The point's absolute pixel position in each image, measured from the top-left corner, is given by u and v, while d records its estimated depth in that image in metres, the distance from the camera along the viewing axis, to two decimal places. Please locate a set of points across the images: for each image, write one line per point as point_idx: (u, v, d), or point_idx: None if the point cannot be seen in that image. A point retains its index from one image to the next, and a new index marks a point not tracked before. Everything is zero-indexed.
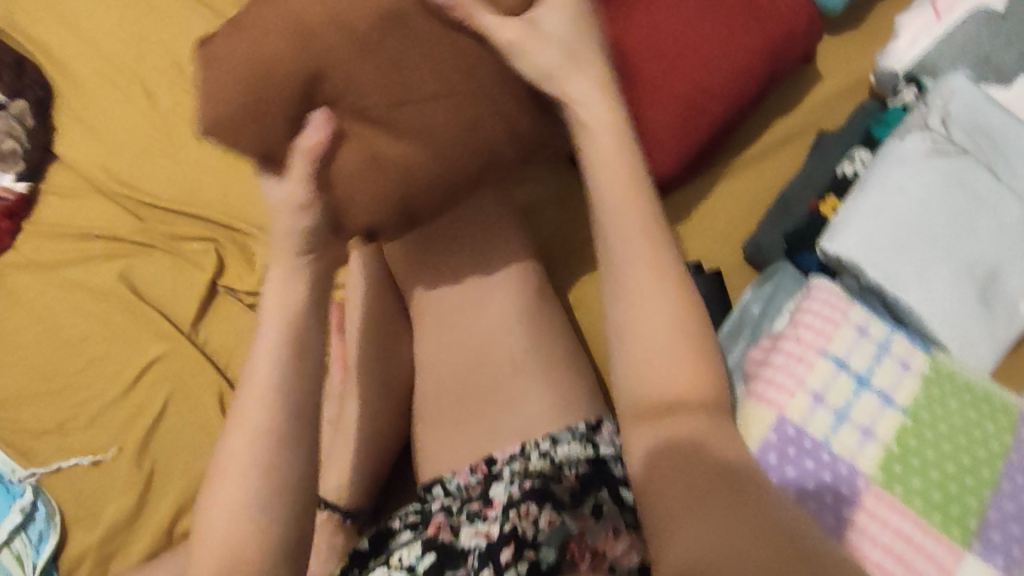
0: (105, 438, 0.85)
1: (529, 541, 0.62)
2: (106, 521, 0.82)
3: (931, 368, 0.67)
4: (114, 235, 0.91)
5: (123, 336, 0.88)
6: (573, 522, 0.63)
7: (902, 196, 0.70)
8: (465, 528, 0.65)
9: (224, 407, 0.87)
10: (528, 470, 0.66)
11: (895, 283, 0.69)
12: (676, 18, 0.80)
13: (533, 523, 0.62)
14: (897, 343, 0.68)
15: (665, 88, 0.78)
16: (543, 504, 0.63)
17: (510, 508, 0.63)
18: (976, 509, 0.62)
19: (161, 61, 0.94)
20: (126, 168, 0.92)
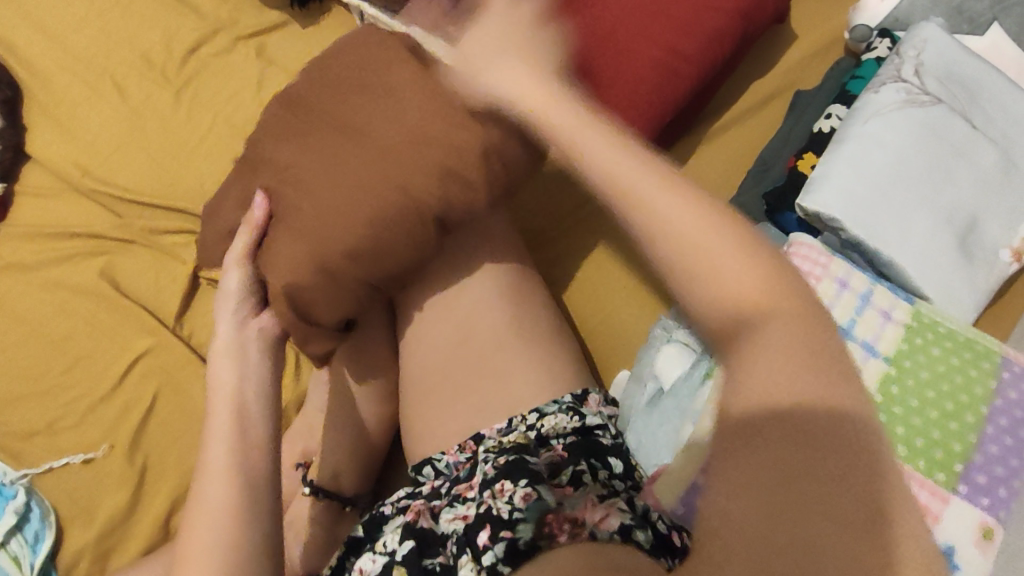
0: (95, 436, 0.85)
1: (505, 520, 0.58)
2: (102, 518, 0.82)
3: (913, 318, 0.67)
4: (92, 232, 0.90)
5: (108, 334, 0.87)
6: (549, 494, 0.59)
7: (878, 148, 0.70)
8: (444, 513, 0.64)
9: None
10: (502, 447, 0.66)
11: (876, 236, 0.69)
12: None
13: (507, 500, 0.60)
14: (878, 293, 0.68)
15: (637, 53, 0.78)
16: (516, 481, 0.61)
17: (486, 488, 0.62)
18: (961, 453, 0.62)
19: (130, 54, 0.92)
20: (101, 164, 0.91)
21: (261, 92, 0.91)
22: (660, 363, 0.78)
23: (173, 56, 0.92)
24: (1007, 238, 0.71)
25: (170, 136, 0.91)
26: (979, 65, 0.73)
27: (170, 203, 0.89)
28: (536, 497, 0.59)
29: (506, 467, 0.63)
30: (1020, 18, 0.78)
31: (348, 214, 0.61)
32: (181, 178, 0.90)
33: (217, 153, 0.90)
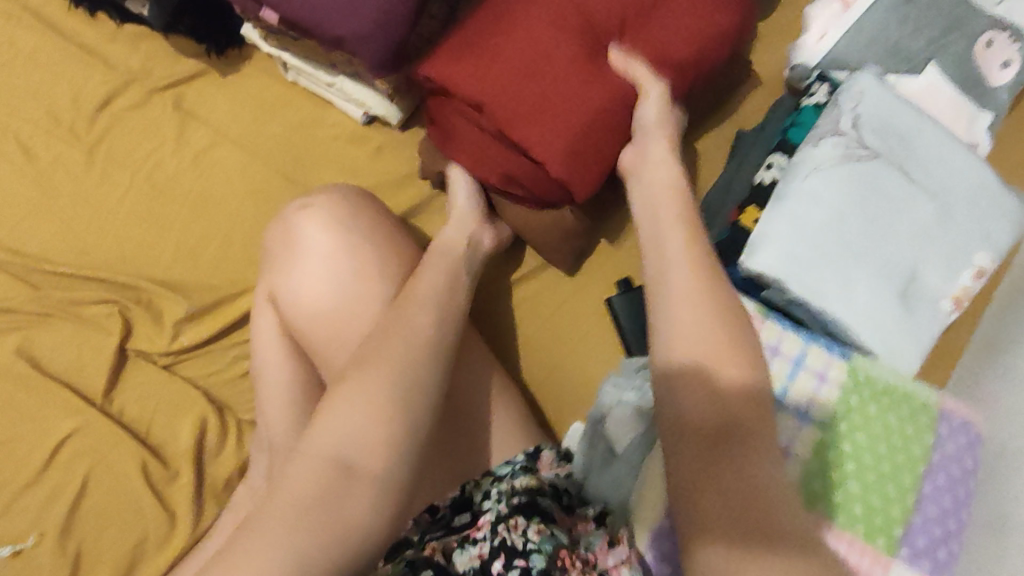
0: (23, 524, 0.80)
1: (519, 550, 0.63)
2: None
3: (849, 376, 0.67)
4: (5, 306, 0.83)
5: (30, 417, 0.82)
6: (563, 533, 0.65)
7: (816, 207, 0.69)
8: (459, 554, 0.64)
9: (149, 477, 0.82)
10: (514, 488, 0.68)
11: (818, 297, 0.68)
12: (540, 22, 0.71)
13: (522, 534, 0.64)
14: (812, 355, 0.67)
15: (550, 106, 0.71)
16: (531, 517, 0.65)
17: (500, 523, 0.65)
18: (901, 516, 0.62)
19: (35, 111, 0.86)
20: (9, 233, 0.85)
21: (181, 148, 0.85)
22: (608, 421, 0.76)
23: (81, 111, 0.86)
24: (947, 288, 0.71)
25: (83, 198, 0.85)
26: (915, 114, 0.72)
27: (88, 271, 0.84)
28: (550, 532, 0.64)
29: (518, 505, 0.66)
30: (955, 57, 0.78)
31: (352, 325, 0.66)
32: (99, 243, 0.85)
33: (138, 215, 0.85)
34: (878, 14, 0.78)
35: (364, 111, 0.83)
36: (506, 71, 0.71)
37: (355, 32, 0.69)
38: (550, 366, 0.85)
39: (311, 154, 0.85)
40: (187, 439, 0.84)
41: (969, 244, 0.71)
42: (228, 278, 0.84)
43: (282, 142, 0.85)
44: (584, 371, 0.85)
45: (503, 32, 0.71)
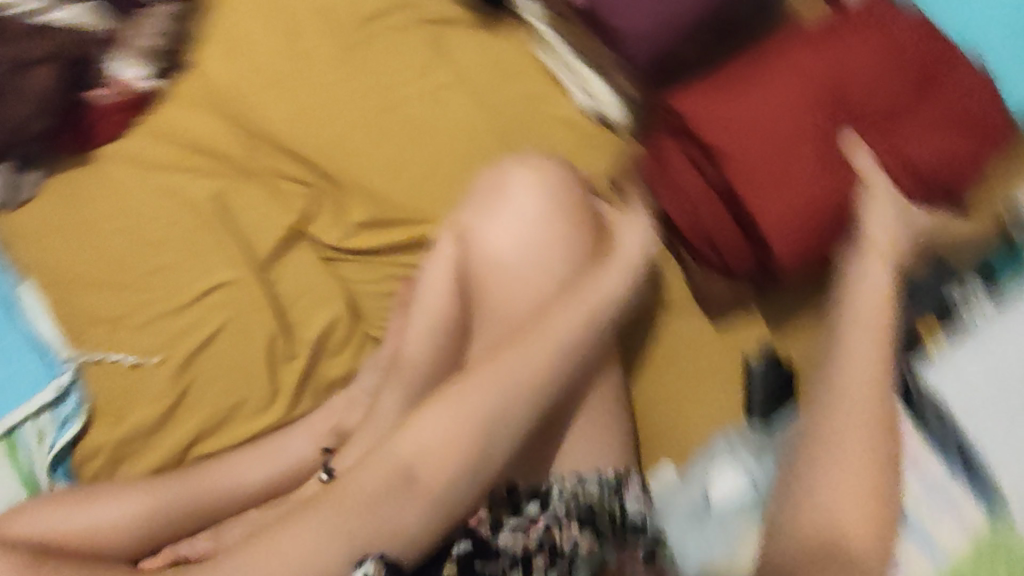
0: (152, 344, 0.86)
1: (564, 553, 0.64)
2: (130, 424, 0.84)
3: (989, 532, 0.64)
4: (220, 156, 0.92)
5: (197, 254, 0.89)
6: (611, 553, 0.66)
7: (1011, 349, 0.70)
8: (506, 531, 0.64)
9: (270, 352, 0.87)
10: (579, 505, 0.67)
11: (988, 436, 0.68)
12: (784, 107, 0.77)
13: (573, 540, 0.65)
14: (956, 486, 0.67)
15: (777, 182, 0.76)
16: (585, 529, 0.66)
17: (555, 526, 0.65)
18: None
19: (313, 6, 0.95)
20: (249, 96, 0.93)
21: (421, 80, 0.92)
22: (713, 477, 0.75)
23: (352, 19, 0.95)
24: None
25: (320, 90, 0.93)
26: None
27: (300, 152, 0.91)
28: (597, 550, 0.65)
29: (582, 524, 0.66)
30: None
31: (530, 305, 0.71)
32: (316, 131, 0.92)
33: (359, 122, 0.92)
34: None
35: (593, 108, 0.88)
36: (741, 138, 0.76)
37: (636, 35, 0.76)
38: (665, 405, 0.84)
39: (528, 125, 0.90)
40: (316, 331, 0.88)
41: None
42: (411, 204, 0.89)
43: (506, 106, 0.90)
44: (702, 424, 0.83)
45: (749, 98, 0.77)
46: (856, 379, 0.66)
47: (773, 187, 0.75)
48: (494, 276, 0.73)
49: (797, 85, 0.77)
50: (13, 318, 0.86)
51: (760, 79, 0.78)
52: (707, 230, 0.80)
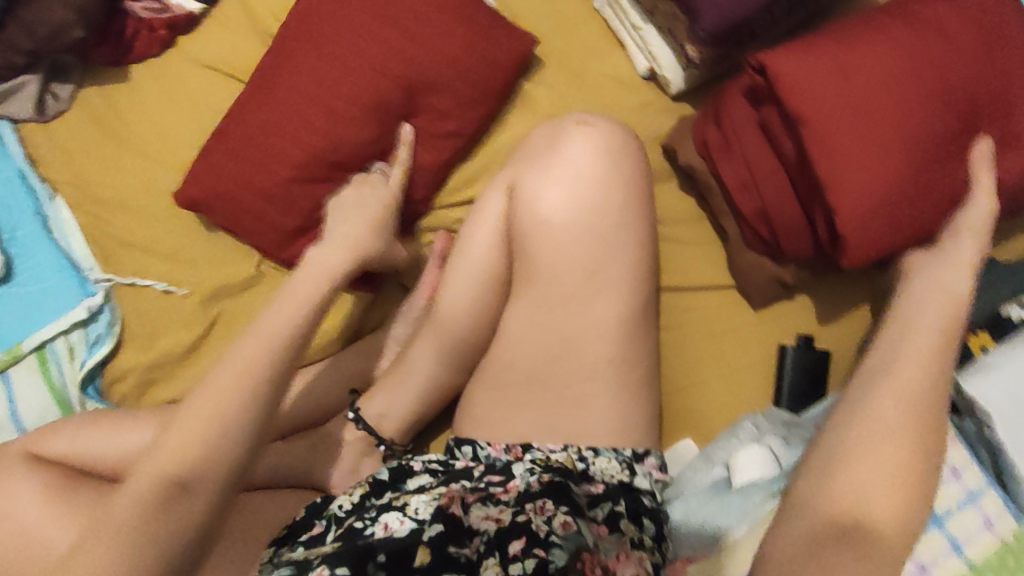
0: (183, 274, 0.86)
1: (541, 539, 0.66)
2: (162, 348, 0.85)
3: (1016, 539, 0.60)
4: None
5: None
6: (588, 533, 0.67)
7: None
8: (477, 508, 0.69)
9: None
10: (548, 464, 0.72)
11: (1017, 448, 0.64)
12: (882, 83, 0.68)
13: (547, 520, 0.67)
14: (987, 498, 0.61)
15: (860, 174, 0.67)
16: (558, 504, 0.68)
17: (529, 502, 0.69)
18: None
19: None
20: None
21: None
22: (739, 457, 0.75)
23: None
24: None
25: None
26: None
27: None
28: (575, 529, 0.66)
29: (548, 486, 0.69)
30: None
31: (474, 289, 0.75)
32: None
33: None
34: None
35: (650, 67, 0.84)
36: (816, 120, 0.68)
37: None
38: (689, 377, 0.84)
39: (581, 83, 0.86)
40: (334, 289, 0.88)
41: None
42: None
43: (557, 61, 0.87)
44: (728, 403, 0.83)
45: (847, 75, 0.68)
46: (525, 268, 0.72)
47: (849, 161, 0.67)
48: (529, 224, 0.71)
49: (884, 55, 0.69)
50: (40, 238, 0.85)
51: (853, 43, 0.69)
52: (768, 233, 0.76)
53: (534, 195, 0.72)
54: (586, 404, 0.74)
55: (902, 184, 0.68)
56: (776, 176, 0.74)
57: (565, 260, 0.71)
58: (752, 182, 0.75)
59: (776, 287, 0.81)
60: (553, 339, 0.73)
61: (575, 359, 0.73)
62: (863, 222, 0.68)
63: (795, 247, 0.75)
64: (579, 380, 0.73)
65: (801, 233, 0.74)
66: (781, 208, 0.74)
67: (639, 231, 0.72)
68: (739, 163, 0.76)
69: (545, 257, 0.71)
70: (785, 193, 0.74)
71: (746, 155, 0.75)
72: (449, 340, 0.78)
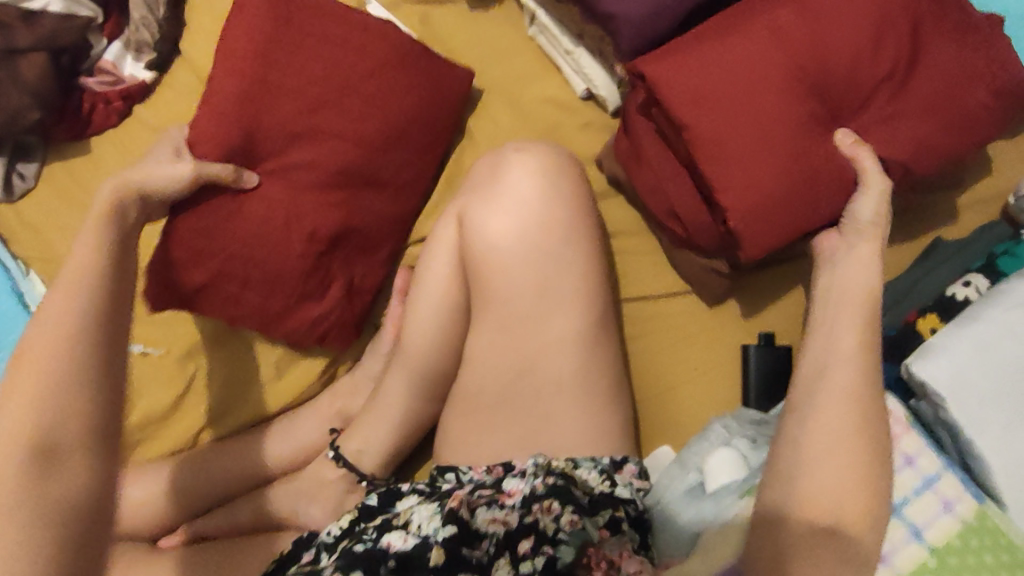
0: (159, 335, 0.89)
1: (549, 537, 0.67)
2: (146, 408, 0.88)
3: (976, 517, 0.62)
4: None
5: None
6: (592, 527, 0.69)
7: (1005, 356, 0.67)
8: (483, 512, 0.69)
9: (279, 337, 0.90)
10: (550, 468, 0.72)
11: (972, 427, 0.66)
12: (757, 71, 0.70)
13: (555, 519, 0.68)
14: (945, 481, 0.64)
15: (746, 164, 0.70)
16: (566, 504, 0.68)
17: (534, 503, 0.69)
18: None
19: None
20: None
21: None
22: (710, 460, 0.76)
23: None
24: None
25: None
26: None
27: None
28: (581, 526, 0.68)
29: (554, 488, 0.69)
30: None
31: (435, 322, 0.77)
32: None
33: None
34: None
35: (587, 87, 0.86)
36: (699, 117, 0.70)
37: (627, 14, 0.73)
38: (656, 383, 0.86)
39: (522, 109, 0.89)
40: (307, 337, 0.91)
41: None
42: None
43: (497, 90, 0.90)
44: (697, 404, 0.85)
45: (725, 67, 0.70)
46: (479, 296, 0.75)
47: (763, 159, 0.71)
48: (479, 252, 0.73)
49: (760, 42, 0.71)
50: (18, 315, 0.89)
51: (727, 32, 0.71)
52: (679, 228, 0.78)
53: (480, 223, 0.74)
54: (554, 421, 0.75)
55: (790, 166, 0.70)
56: (677, 174, 0.76)
57: (515, 282, 0.73)
58: (657, 182, 0.77)
59: (704, 278, 0.83)
60: (514, 360, 0.74)
61: (538, 377, 0.75)
62: (753, 208, 0.70)
63: (702, 240, 0.77)
64: (544, 397, 0.75)
65: (707, 227, 0.76)
66: (685, 202, 0.76)
67: (583, 248, 0.75)
68: (644, 166, 0.78)
69: (495, 283, 0.73)
70: (684, 189, 0.76)
71: (649, 155, 0.77)
72: (417, 371, 0.79)
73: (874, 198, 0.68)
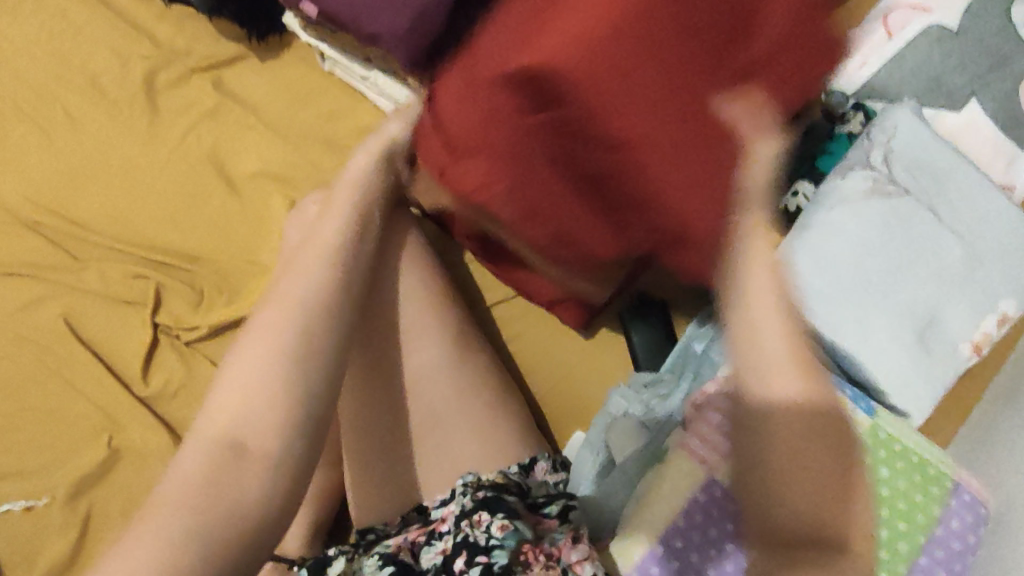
0: (40, 484, 0.84)
1: (482, 547, 0.63)
2: (45, 564, 0.81)
3: (870, 433, 0.67)
4: (42, 270, 0.87)
5: (60, 376, 0.86)
6: (527, 527, 0.64)
7: (844, 245, 0.68)
8: (424, 551, 0.66)
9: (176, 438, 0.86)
10: (481, 483, 0.69)
11: (837, 332, 0.67)
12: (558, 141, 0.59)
13: (485, 530, 0.64)
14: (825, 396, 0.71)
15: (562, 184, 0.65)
16: (494, 511, 0.65)
17: (465, 519, 0.65)
18: (912, 546, 0.65)
19: (80, 83, 0.90)
20: (55, 198, 0.89)
21: (214, 126, 0.88)
22: (613, 435, 0.77)
23: (128, 90, 0.89)
24: (970, 333, 0.69)
25: (124, 172, 0.88)
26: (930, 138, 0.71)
27: (123, 244, 0.87)
28: (513, 527, 0.63)
29: (482, 500, 0.66)
30: (1000, 95, 0.76)
31: None
32: (138, 215, 0.88)
33: (177, 188, 0.88)
34: (922, 45, 0.78)
35: (396, 107, 0.84)
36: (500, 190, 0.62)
37: (391, 30, 0.70)
38: (552, 373, 0.86)
39: (343, 147, 0.87)
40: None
41: (994, 290, 0.69)
42: (253, 256, 0.86)
43: (312, 134, 0.88)
44: (594, 383, 0.86)
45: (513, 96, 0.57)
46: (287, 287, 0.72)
47: None
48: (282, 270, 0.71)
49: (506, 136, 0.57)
50: None
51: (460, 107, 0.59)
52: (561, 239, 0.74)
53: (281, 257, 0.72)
54: (452, 445, 0.74)
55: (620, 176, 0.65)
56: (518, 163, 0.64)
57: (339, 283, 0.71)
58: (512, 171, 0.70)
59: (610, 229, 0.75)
60: (390, 401, 0.73)
61: (420, 409, 0.74)
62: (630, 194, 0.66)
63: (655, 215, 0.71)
64: (434, 427, 0.74)
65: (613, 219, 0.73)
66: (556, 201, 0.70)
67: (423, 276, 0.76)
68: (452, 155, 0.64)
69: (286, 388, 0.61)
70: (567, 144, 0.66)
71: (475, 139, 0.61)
72: None
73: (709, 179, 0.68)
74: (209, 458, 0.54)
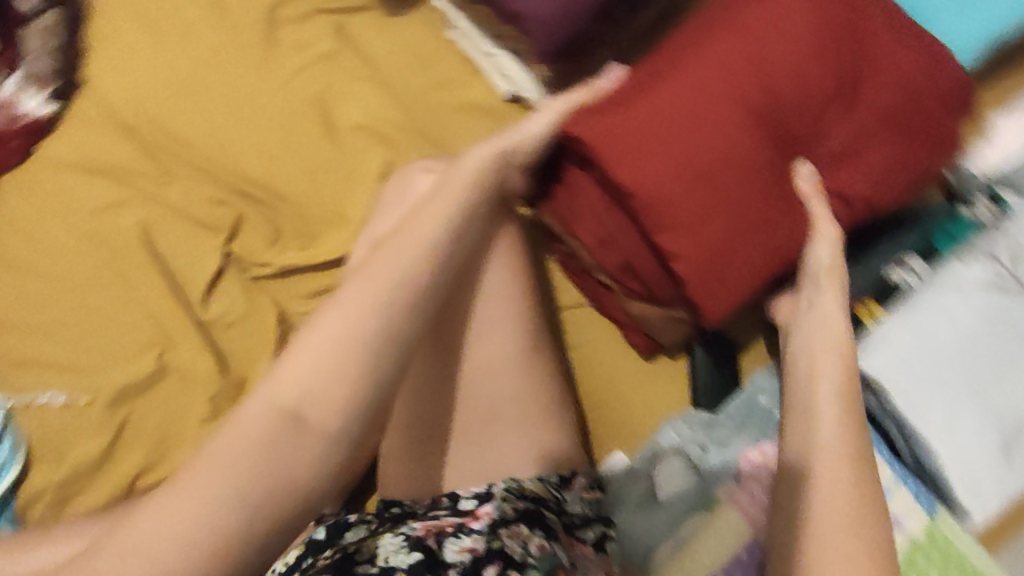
0: (83, 382, 0.84)
1: (517, 561, 0.63)
2: (74, 460, 0.83)
3: (925, 531, 0.67)
4: (131, 175, 0.88)
5: (124, 282, 0.86)
6: (563, 552, 0.66)
7: (950, 330, 0.66)
8: (450, 543, 0.63)
9: (223, 368, 0.86)
10: (521, 491, 0.68)
11: (920, 417, 0.65)
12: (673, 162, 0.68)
13: (523, 544, 0.64)
14: (897, 497, 0.68)
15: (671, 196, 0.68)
16: (533, 529, 0.65)
17: (502, 527, 0.65)
18: None
19: (207, 0, 0.89)
20: (157, 106, 0.88)
21: (329, 71, 0.87)
22: (660, 470, 0.78)
23: (248, 14, 0.88)
24: None
25: (231, 96, 0.88)
26: None
27: (215, 168, 0.87)
28: (551, 550, 0.65)
29: (523, 513, 0.66)
30: None
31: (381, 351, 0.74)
32: (234, 141, 0.87)
33: (279, 125, 0.87)
34: None
35: (512, 91, 0.84)
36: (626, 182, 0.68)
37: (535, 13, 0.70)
38: (606, 391, 0.84)
39: (451, 120, 0.86)
40: (242, 371, 0.87)
41: None
42: (338, 209, 0.86)
43: (424, 101, 0.87)
44: (646, 412, 0.83)
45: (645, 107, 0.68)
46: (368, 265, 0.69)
47: None
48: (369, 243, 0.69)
49: (634, 153, 0.67)
50: None
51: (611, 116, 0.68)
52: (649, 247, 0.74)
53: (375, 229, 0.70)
54: (497, 444, 0.72)
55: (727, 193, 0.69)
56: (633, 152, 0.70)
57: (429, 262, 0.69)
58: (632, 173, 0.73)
59: None
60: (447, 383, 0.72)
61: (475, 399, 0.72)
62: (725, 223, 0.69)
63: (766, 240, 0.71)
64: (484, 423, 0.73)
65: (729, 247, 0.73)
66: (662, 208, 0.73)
67: (509, 268, 0.73)
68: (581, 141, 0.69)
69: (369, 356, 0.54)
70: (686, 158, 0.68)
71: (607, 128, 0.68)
72: None
73: (827, 246, 0.69)
74: (271, 424, 0.51)
